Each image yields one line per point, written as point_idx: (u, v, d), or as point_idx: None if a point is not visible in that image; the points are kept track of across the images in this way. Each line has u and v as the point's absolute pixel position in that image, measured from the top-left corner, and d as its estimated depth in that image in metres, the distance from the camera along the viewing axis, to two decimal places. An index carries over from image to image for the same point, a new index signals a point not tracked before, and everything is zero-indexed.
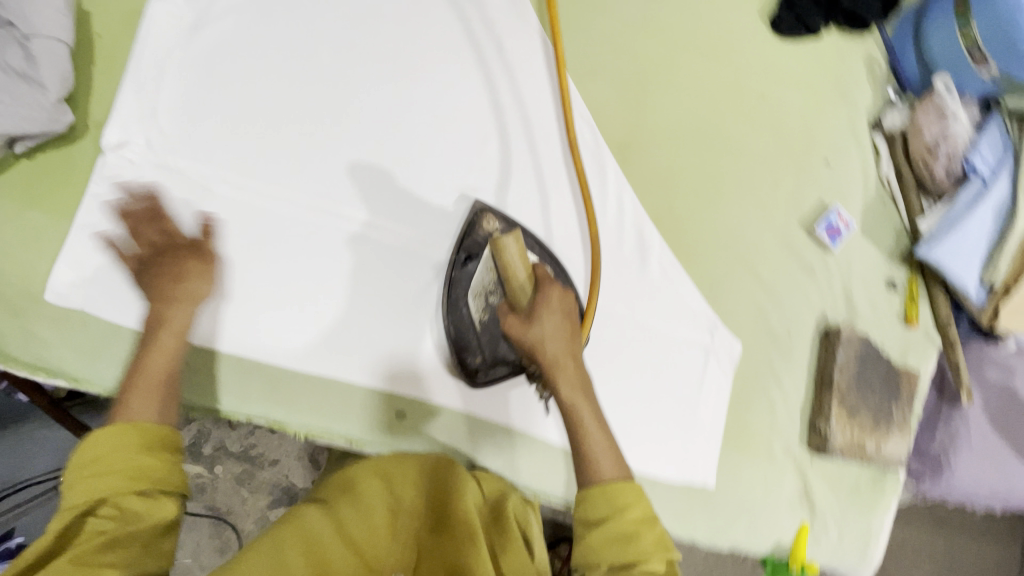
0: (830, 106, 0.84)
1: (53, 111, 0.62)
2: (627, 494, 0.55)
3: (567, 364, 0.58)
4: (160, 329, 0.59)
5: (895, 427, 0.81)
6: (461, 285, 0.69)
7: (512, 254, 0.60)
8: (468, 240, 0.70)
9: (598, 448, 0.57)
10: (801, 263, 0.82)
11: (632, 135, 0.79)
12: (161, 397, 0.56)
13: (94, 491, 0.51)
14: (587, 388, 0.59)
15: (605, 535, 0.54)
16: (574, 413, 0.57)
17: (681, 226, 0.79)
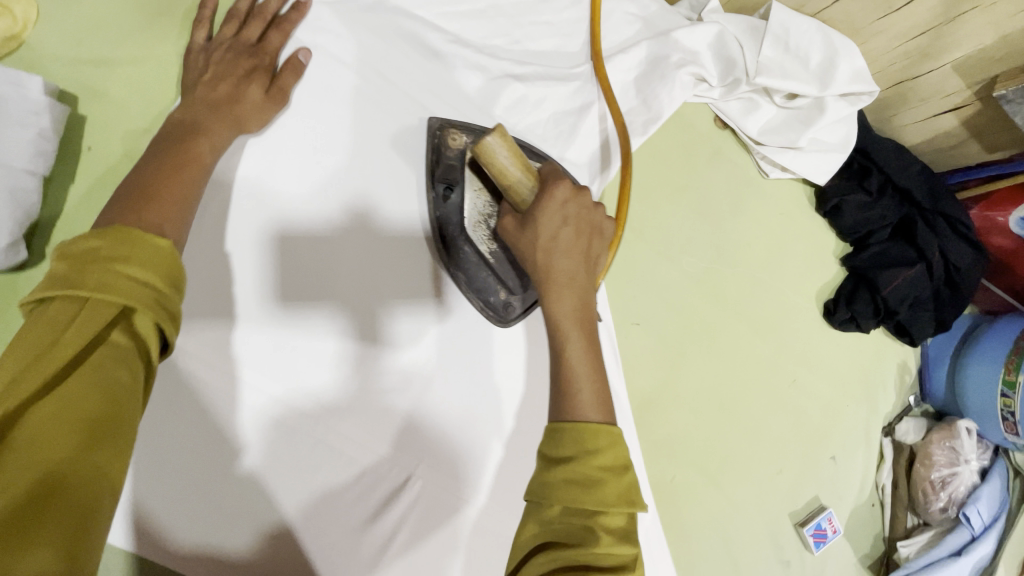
0: (855, 403, 0.81)
1: (1, 253, 0.48)
2: (601, 431, 0.41)
3: (570, 248, 0.49)
4: (200, 134, 0.48)
5: None
6: (450, 223, 0.58)
7: (503, 155, 0.52)
8: (440, 168, 0.58)
9: (583, 379, 0.44)
10: (779, 556, 0.78)
11: (658, 392, 0.72)
12: (176, 212, 0.43)
13: (109, 310, 0.33)
14: (589, 305, 0.48)
15: (564, 474, 0.39)
16: (562, 343, 0.46)
17: (679, 497, 0.73)
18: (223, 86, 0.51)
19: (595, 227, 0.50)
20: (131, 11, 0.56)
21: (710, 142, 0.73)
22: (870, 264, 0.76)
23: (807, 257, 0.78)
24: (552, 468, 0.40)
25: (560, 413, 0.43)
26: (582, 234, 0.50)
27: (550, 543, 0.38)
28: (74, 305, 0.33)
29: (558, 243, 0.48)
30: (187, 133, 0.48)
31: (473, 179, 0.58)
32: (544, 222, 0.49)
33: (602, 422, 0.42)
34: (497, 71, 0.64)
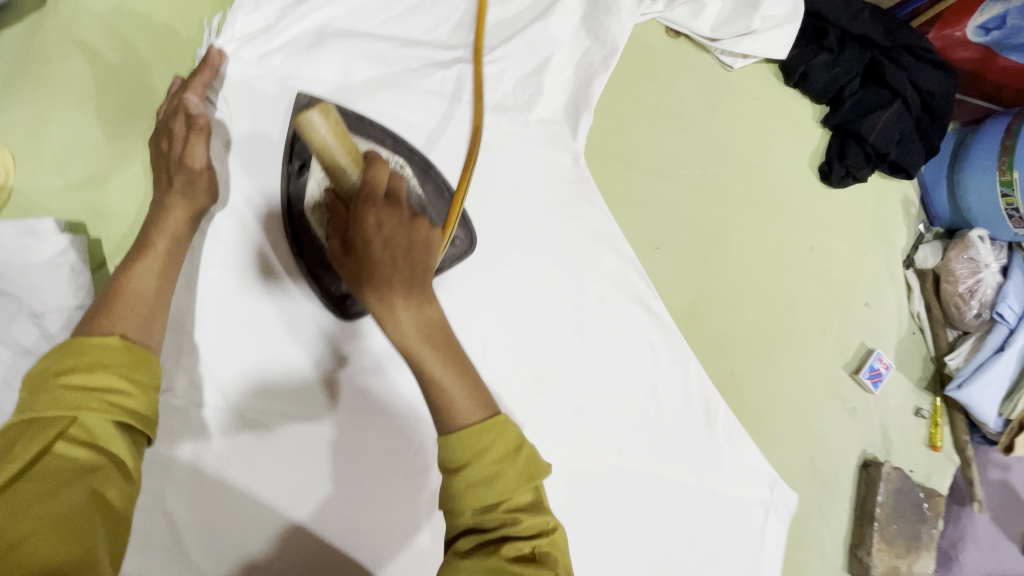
0: (871, 248, 0.86)
1: None
2: (488, 429, 0.44)
3: (391, 264, 0.45)
4: (161, 223, 0.54)
5: (923, 549, 0.88)
6: (298, 203, 0.60)
7: (322, 133, 0.51)
8: (298, 145, 0.60)
9: (454, 387, 0.45)
10: (845, 406, 0.85)
11: (694, 302, 0.76)
12: (136, 316, 0.49)
13: (63, 414, 0.41)
14: (433, 314, 0.47)
15: (465, 481, 0.42)
16: (420, 363, 0.46)
17: (742, 386, 0.79)
18: (162, 172, 0.56)
19: (421, 244, 0.47)
20: (98, 124, 0.57)
21: (670, 55, 0.75)
22: (851, 116, 0.79)
23: (791, 131, 0.81)
24: (450, 476, 0.43)
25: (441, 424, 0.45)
26: (408, 254, 0.46)
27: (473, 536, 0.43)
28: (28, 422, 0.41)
29: (384, 271, 0.45)
30: (148, 227, 0.54)
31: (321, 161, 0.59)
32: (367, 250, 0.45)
33: (487, 420, 0.44)
34: (451, 61, 0.66)
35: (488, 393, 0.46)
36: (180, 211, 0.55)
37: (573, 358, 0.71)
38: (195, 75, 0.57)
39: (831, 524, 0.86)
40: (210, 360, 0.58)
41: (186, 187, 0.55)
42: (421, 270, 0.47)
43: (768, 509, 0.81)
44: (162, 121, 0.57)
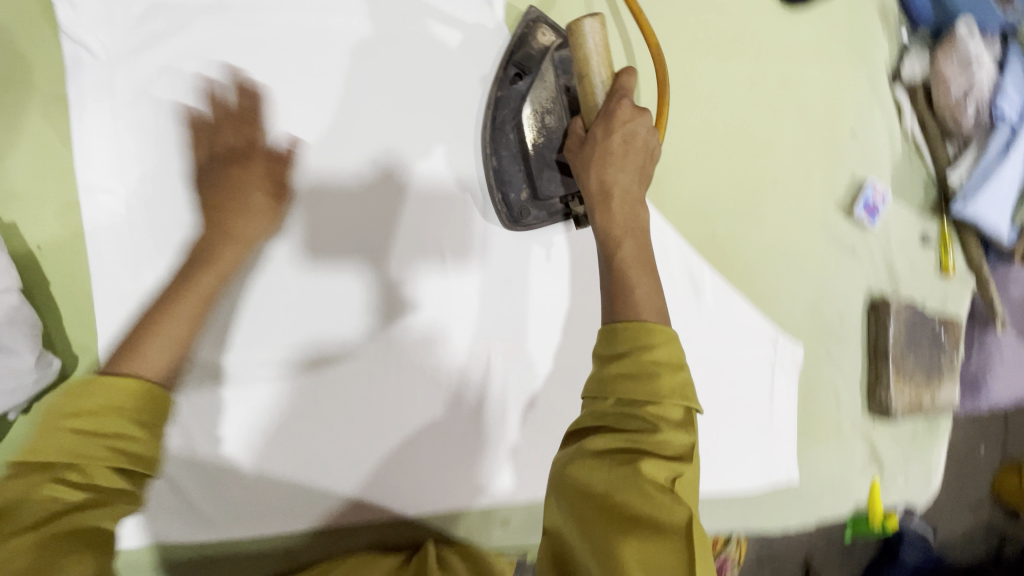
0: (852, 70, 0.77)
1: (39, 370, 0.52)
2: (658, 331, 0.50)
3: (621, 156, 0.58)
4: (227, 244, 0.54)
5: (945, 378, 0.85)
6: (507, 105, 0.64)
7: (595, 44, 0.58)
8: (519, 54, 0.64)
9: (641, 287, 0.54)
10: (843, 247, 0.80)
11: (662, 166, 0.71)
12: (179, 346, 0.50)
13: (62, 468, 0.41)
14: (635, 221, 0.58)
15: (618, 367, 0.48)
16: (616, 248, 0.57)
17: (727, 247, 0.75)
18: (224, 203, 0.54)
19: (644, 150, 0.59)
20: None
21: None
22: None
23: None
24: (608, 363, 0.50)
25: (614, 312, 0.53)
26: (631, 160, 0.59)
27: (610, 428, 0.47)
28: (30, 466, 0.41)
29: (602, 172, 0.58)
30: (203, 255, 0.54)
31: (543, 71, 0.63)
32: (606, 141, 0.58)
33: (657, 324, 0.50)
34: None
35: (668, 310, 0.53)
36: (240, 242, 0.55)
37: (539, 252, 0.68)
38: (256, 114, 0.57)
39: (846, 370, 0.84)
40: None
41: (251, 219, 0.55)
42: (642, 170, 0.60)
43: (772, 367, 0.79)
44: (214, 155, 0.55)
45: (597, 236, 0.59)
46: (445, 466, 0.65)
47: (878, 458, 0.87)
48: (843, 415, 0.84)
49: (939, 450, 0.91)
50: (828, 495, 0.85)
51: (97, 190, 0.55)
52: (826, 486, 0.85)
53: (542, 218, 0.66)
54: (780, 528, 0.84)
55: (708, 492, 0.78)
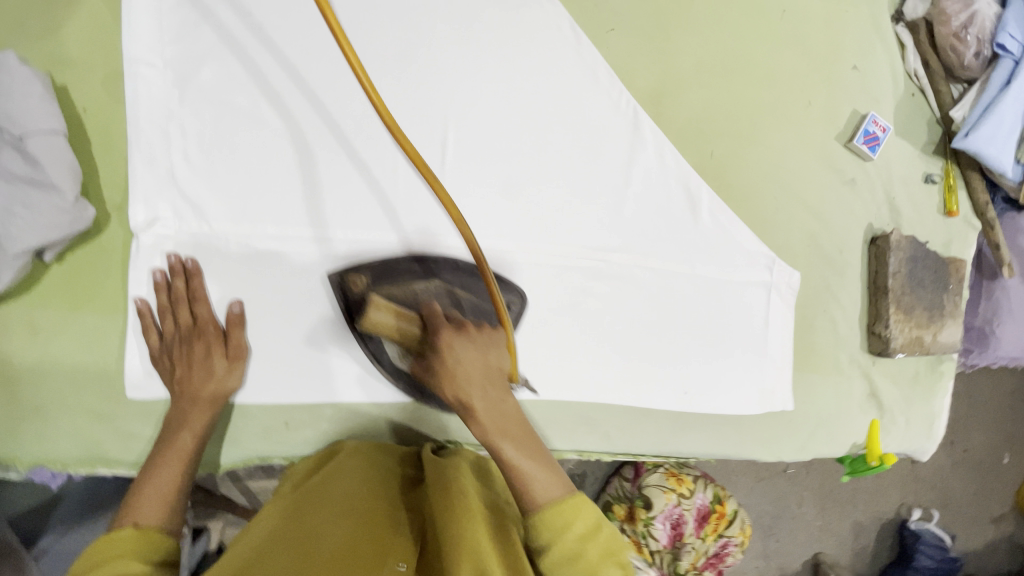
0: (852, 5, 0.81)
1: (75, 210, 0.58)
2: (566, 509, 0.54)
3: (461, 372, 0.59)
4: (181, 428, 0.61)
5: (948, 318, 0.85)
6: (382, 364, 0.69)
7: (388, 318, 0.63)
8: (354, 304, 0.67)
9: (537, 475, 0.56)
10: (842, 178, 0.82)
11: (664, 82, 0.74)
12: (167, 505, 0.57)
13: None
14: (505, 409, 0.60)
15: (554, 558, 0.52)
16: (501, 454, 0.57)
17: (726, 167, 0.77)
18: (195, 377, 0.62)
19: (480, 353, 0.61)
20: None
21: None
22: None
23: None
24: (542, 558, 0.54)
25: (529, 507, 0.55)
26: (481, 364, 0.60)
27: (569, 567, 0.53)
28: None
29: (467, 405, 0.58)
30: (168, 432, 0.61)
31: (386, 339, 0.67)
32: (441, 373, 0.60)
33: (565, 499, 0.55)
34: None
35: (562, 474, 0.57)
36: (193, 421, 0.62)
37: (541, 153, 0.71)
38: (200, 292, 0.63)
39: (845, 304, 0.84)
40: (185, 190, 0.64)
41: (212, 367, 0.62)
42: (489, 373, 0.61)
43: (768, 293, 0.80)
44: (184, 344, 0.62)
45: (496, 464, 0.58)
46: None
47: (877, 396, 0.87)
48: (840, 350, 0.84)
49: (942, 395, 0.90)
50: (826, 430, 0.85)
51: (140, 63, 0.62)
52: (824, 419, 0.85)
53: None
54: (773, 456, 0.84)
55: (701, 410, 0.79)
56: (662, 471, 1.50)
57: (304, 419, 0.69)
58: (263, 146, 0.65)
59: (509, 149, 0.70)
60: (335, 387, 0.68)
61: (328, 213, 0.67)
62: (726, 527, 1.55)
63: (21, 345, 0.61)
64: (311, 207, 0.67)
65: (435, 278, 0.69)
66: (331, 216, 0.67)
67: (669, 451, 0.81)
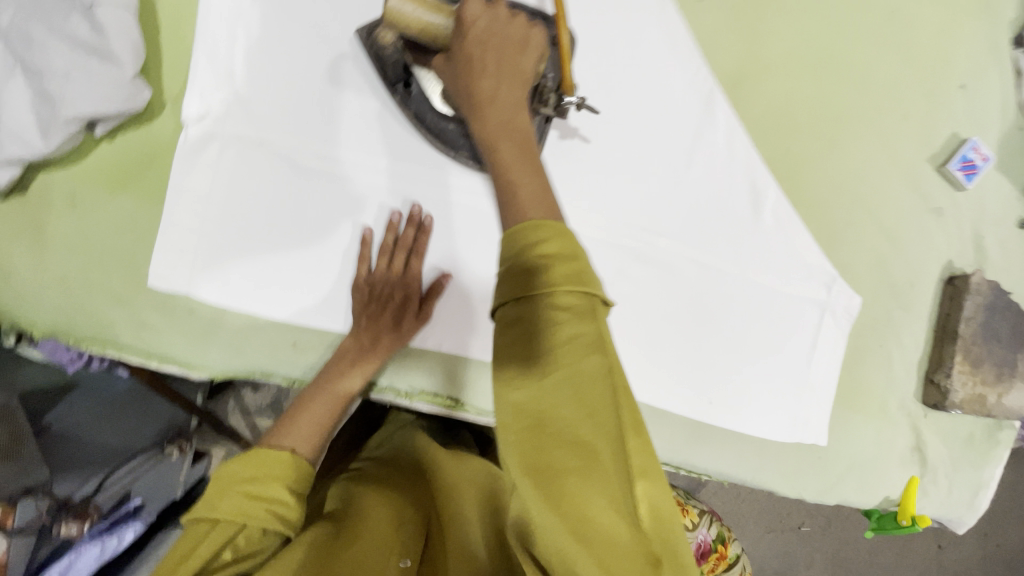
0: (971, 19, 0.74)
1: (130, 88, 0.58)
2: (544, 226, 0.39)
3: (485, 49, 0.54)
4: (342, 374, 0.64)
5: (1020, 380, 0.76)
6: (421, 112, 0.63)
7: (414, 14, 0.56)
8: (387, 66, 0.62)
9: (524, 183, 0.46)
10: (926, 204, 0.74)
11: (747, 67, 0.69)
12: (316, 431, 0.63)
13: (245, 505, 0.53)
14: (513, 117, 0.52)
15: (510, 292, 0.36)
16: (494, 154, 0.50)
17: (799, 169, 0.71)
18: (382, 326, 0.65)
19: (511, 34, 0.54)
20: None
21: None
22: None
23: None
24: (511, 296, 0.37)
25: (509, 221, 0.42)
26: (507, 49, 0.54)
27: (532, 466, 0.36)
28: (236, 523, 0.52)
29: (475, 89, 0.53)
30: (332, 368, 0.65)
31: (424, 72, 0.62)
32: (464, 51, 0.54)
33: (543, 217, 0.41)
34: None
35: (557, 206, 0.44)
36: (358, 364, 0.65)
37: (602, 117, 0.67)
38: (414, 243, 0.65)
39: (906, 342, 0.76)
40: (241, 92, 0.63)
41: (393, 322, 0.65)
42: (519, 70, 0.54)
43: (822, 313, 0.73)
44: (367, 283, 0.65)
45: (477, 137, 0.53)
46: (463, 299, 0.68)
47: (922, 452, 0.79)
48: (892, 393, 0.77)
49: (997, 466, 0.81)
50: (857, 477, 0.77)
51: None
52: (859, 464, 0.77)
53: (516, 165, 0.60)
54: (792, 492, 0.77)
55: (724, 424, 0.73)
56: None
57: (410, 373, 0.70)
58: (323, 61, 0.64)
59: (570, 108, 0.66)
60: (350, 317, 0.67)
61: (375, 140, 0.65)
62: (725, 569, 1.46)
63: (62, 216, 0.62)
64: (360, 131, 0.65)
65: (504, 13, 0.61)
66: (377, 144, 0.65)
67: (684, 465, 0.76)
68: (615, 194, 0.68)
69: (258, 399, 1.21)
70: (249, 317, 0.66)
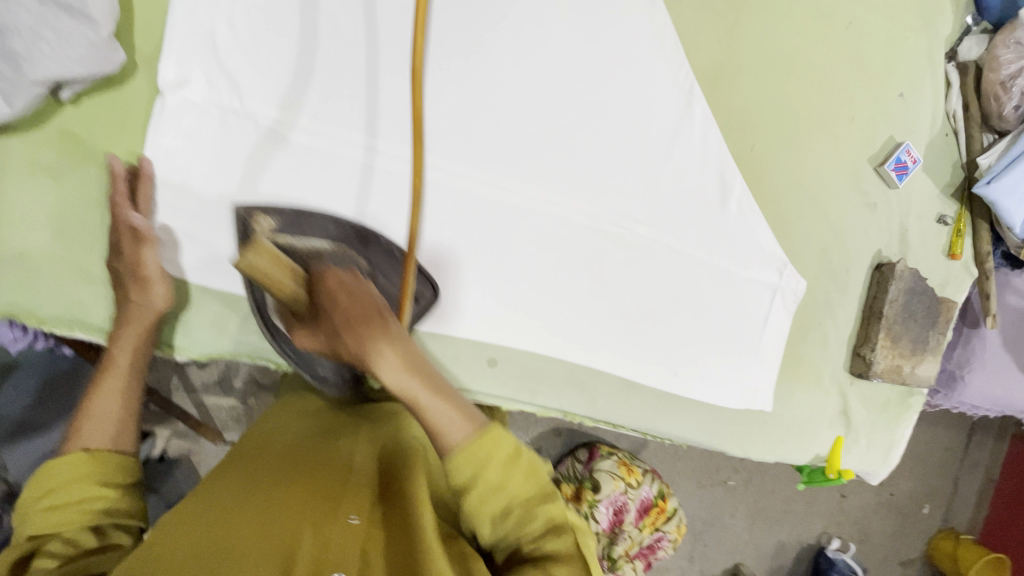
0: (913, 34, 0.82)
1: (105, 50, 0.54)
2: (484, 441, 0.53)
3: (352, 306, 0.49)
4: (115, 352, 0.61)
5: (928, 354, 0.89)
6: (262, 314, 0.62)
7: (265, 265, 0.48)
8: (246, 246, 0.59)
9: (449, 412, 0.53)
10: (864, 200, 0.83)
11: (722, 66, 0.74)
12: (116, 422, 0.60)
13: (88, 517, 0.54)
14: (412, 351, 0.53)
15: (478, 497, 0.53)
16: (412, 396, 0.52)
17: (762, 164, 0.78)
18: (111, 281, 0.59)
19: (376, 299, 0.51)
20: None
21: None
22: None
23: None
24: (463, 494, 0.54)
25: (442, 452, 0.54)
26: (361, 309, 0.49)
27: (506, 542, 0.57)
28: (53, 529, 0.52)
29: (371, 349, 0.49)
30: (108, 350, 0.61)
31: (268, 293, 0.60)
32: (332, 312, 0.49)
33: (479, 434, 0.53)
34: None
35: (468, 409, 0.55)
36: (127, 343, 0.61)
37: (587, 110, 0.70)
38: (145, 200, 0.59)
39: (839, 320, 0.87)
40: (224, 59, 0.60)
41: (137, 277, 0.58)
42: (381, 313, 0.51)
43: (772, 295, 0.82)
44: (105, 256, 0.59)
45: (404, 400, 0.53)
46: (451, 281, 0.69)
47: (846, 416, 0.90)
48: (825, 366, 0.87)
49: (904, 426, 0.94)
50: (793, 437, 0.88)
51: None
52: (795, 427, 0.88)
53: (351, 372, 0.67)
54: (741, 452, 0.87)
55: (685, 395, 0.81)
56: (615, 459, 1.61)
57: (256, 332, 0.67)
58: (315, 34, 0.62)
59: (559, 97, 0.69)
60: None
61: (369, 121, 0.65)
62: (663, 522, 1.63)
63: (22, 185, 0.57)
64: (351, 109, 0.64)
65: (352, 247, 0.62)
66: (369, 122, 0.64)
67: (648, 429, 0.83)
68: (597, 184, 0.72)
69: (206, 377, 1.18)
70: (228, 295, 0.65)
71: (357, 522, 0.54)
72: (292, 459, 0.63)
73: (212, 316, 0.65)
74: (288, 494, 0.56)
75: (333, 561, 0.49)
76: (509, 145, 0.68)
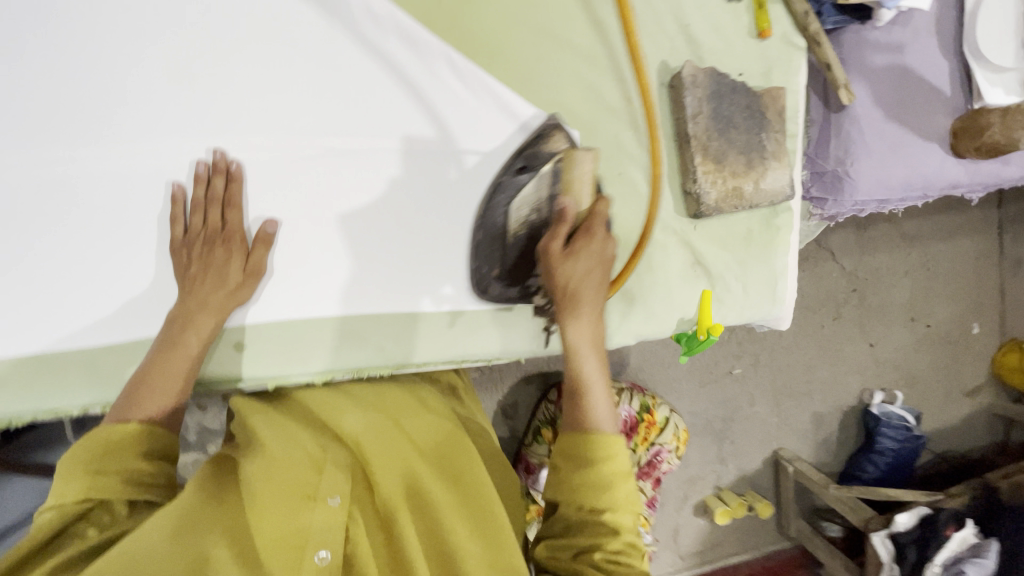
0: None
1: None
2: (608, 441, 0.58)
3: (591, 270, 0.63)
4: (187, 329, 0.60)
5: (772, 159, 0.73)
6: (501, 203, 0.68)
7: (582, 171, 0.64)
8: (529, 152, 0.67)
9: (602, 401, 0.60)
10: (616, 10, 0.69)
11: None
12: (175, 395, 0.59)
13: (130, 489, 0.53)
14: (598, 342, 0.63)
15: (581, 478, 0.57)
16: (580, 365, 0.62)
17: (462, 19, 0.66)
18: (215, 270, 0.61)
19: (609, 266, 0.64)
20: None
21: None
22: None
23: None
24: (569, 486, 0.57)
25: (574, 427, 0.60)
26: (594, 267, 0.63)
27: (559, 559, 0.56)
28: (91, 501, 0.52)
29: (569, 310, 0.62)
30: (179, 321, 0.60)
31: (540, 180, 0.67)
32: (579, 262, 0.62)
33: (610, 436, 0.58)
34: None
35: (615, 415, 0.62)
36: (213, 309, 0.61)
37: (209, 45, 0.61)
38: (223, 194, 0.62)
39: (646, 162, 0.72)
40: None
41: (244, 261, 0.62)
42: (603, 279, 0.64)
43: (539, 154, 0.67)
44: (208, 236, 0.62)
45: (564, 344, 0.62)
46: (137, 284, 0.63)
47: (702, 265, 0.76)
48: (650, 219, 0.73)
49: (787, 253, 0.78)
50: (641, 306, 0.74)
51: None
52: (640, 298, 0.74)
53: (503, 294, 0.71)
54: None
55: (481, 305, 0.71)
56: None
57: (233, 362, 0.65)
58: None
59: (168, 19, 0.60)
60: (16, 327, 0.60)
61: None
62: (657, 435, 1.33)
63: None
64: None
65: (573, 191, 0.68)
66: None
67: (459, 358, 0.71)
68: (260, 116, 0.63)
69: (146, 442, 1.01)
70: None
71: (338, 502, 0.56)
72: (277, 447, 0.59)
73: (227, 338, 0.65)
74: (269, 505, 0.54)
75: (318, 538, 0.53)
76: (132, 95, 0.60)
